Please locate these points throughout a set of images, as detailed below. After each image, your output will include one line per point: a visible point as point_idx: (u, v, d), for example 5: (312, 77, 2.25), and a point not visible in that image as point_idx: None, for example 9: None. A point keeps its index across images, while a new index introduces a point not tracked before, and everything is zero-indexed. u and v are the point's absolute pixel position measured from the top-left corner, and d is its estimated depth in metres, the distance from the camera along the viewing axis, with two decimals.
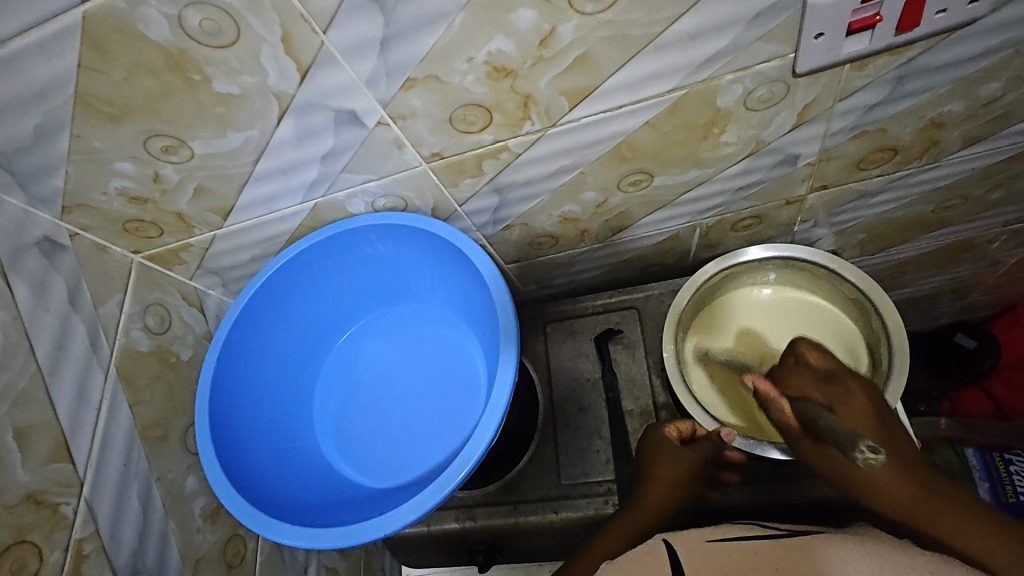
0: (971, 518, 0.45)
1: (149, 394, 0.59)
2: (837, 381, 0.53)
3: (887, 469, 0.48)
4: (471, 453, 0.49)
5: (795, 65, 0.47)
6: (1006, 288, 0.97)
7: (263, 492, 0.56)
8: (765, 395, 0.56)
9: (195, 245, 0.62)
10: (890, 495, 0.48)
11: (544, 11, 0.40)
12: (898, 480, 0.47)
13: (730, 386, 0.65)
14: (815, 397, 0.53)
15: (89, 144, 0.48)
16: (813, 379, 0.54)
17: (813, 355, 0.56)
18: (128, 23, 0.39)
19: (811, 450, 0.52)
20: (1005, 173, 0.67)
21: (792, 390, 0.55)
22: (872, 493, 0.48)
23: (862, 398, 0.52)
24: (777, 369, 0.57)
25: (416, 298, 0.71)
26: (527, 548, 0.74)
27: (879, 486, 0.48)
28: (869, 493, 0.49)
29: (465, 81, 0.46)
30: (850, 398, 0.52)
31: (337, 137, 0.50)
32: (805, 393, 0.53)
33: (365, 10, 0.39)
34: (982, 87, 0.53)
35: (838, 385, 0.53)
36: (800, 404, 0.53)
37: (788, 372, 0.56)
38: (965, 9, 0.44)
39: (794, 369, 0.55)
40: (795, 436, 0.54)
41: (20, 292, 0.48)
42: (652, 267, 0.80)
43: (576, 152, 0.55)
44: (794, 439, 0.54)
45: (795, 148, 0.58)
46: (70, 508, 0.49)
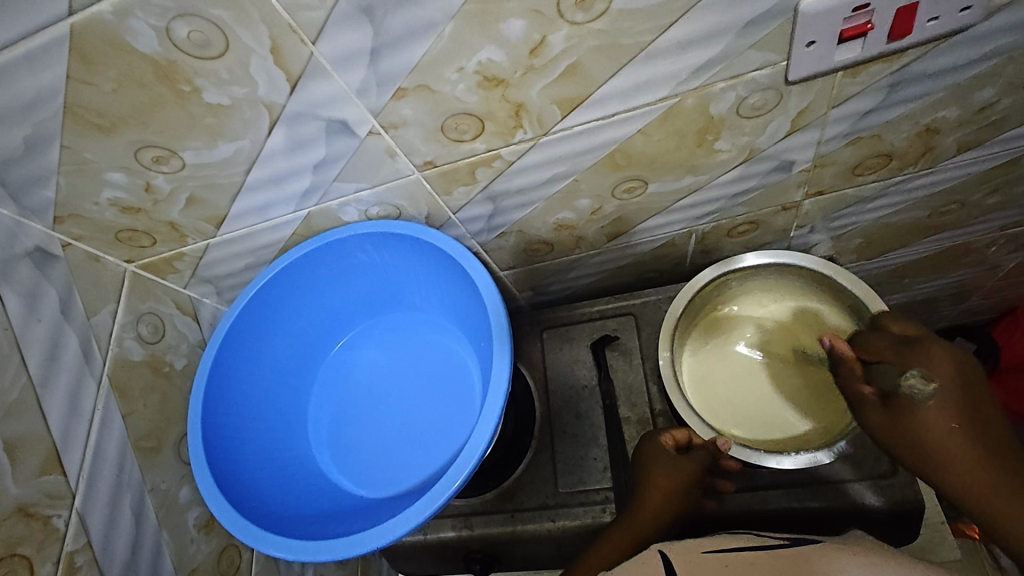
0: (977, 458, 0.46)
1: (142, 404, 0.59)
2: (916, 347, 0.52)
3: (934, 413, 0.48)
4: (467, 462, 0.48)
5: (787, 73, 0.47)
6: (1005, 292, 0.96)
7: (258, 503, 0.56)
8: (837, 354, 0.58)
9: (189, 254, 0.62)
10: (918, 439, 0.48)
11: (535, 21, 0.40)
12: (948, 438, 0.47)
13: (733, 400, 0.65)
14: (887, 361, 0.53)
15: (80, 154, 0.47)
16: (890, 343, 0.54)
17: (895, 324, 0.55)
18: (116, 35, 0.38)
19: (880, 421, 0.52)
20: (1002, 178, 0.66)
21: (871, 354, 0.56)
22: (905, 440, 0.50)
23: (949, 365, 0.49)
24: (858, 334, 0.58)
25: (412, 305, 0.71)
26: (525, 556, 0.74)
27: (915, 429, 0.49)
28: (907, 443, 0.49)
29: (456, 90, 0.45)
30: (939, 364, 0.49)
31: (330, 146, 0.50)
32: (881, 357, 0.54)
33: (354, 21, 0.39)
34: (977, 93, 0.52)
35: (915, 347, 0.52)
36: (877, 368, 0.54)
37: (866, 337, 0.57)
38: (957, 16, 0.43)
39: (871, 335, 0.56)
40: (864, 405, 0.53)
41: (11, 305, 0.48)
42: (649, 273, 0.80)
43: (569, 160, 0.55)
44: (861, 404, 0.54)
45: (790, 154, 0.58)
46: (61, 520, 0.48)
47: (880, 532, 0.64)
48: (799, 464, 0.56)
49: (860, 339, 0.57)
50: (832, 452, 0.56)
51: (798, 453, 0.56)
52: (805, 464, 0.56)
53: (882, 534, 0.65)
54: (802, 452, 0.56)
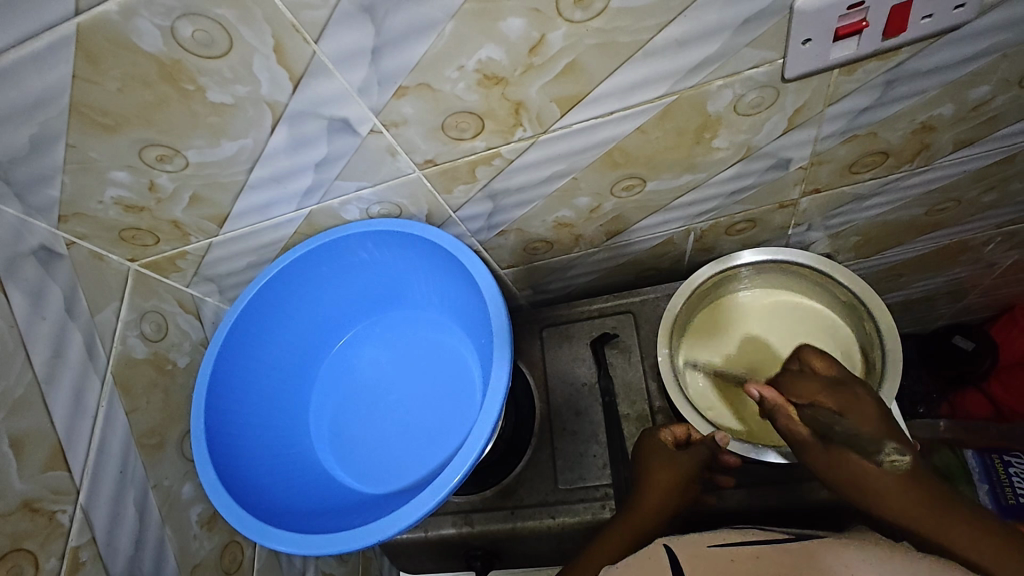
0: (966, 523, 0.46)
1: (146, 401, 0.59)
2: (844, 388, 0.52)
3: (896, 483, 0.48)
4: (466, 457, 0.49)
5: (784, 70, 0.48)
6: (1003, 289, 0.96)
7: (259, 498, 0.56)
8: (771, 404, 0.55)
9: (191, 252, 0.63)
10: (896, 508, 0.48)
11: (534, 19, 0.40)
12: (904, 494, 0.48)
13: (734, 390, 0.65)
14: (822, 403, 0.52)
15: (85, 153, 0.48)
16: (820, 383, 0.53)
17: (818, 361, 0.55)
18: (121, 34, 0.39)
19: (842, 477, 0.50)
20: (997, 176, 0.67)
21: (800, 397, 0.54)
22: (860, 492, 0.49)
23: (870, 406, 0.51)
24: (782, 379, 0.57)
25: (413, 303, 0.71)
26: (525, 553, 0.74)
27: (890, 500, 0.48)
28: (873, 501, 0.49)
29: (456, 89, 0.46)
30: (861, 408, 0.51)
31: (331, 144, 0.51)
32: (813, 399, 0.53)
33: (356, 20, 0.40)
34: (971, 90, 0.53)
35: (845, 390, 0.52)
36: (809, 410, 0.53)
37: (790, 380, 0.56)
38: (951, 14, 0.44)
39: (796, 376, 0.56)
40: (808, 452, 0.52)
41: (17, 301, 0.48)
42: (648, 272, 0.81)
43: (568, 158, 0.56)
44: (803, 448, 0.53)
45: (787, 152, 0.59)
46: (66, 516, 0.49)
47: None
48: (798, 458, 0.56)
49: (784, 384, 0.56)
50: None
51: (796, 447, 0.57)
52: (802, 458, 0.56)
53: None
54: None
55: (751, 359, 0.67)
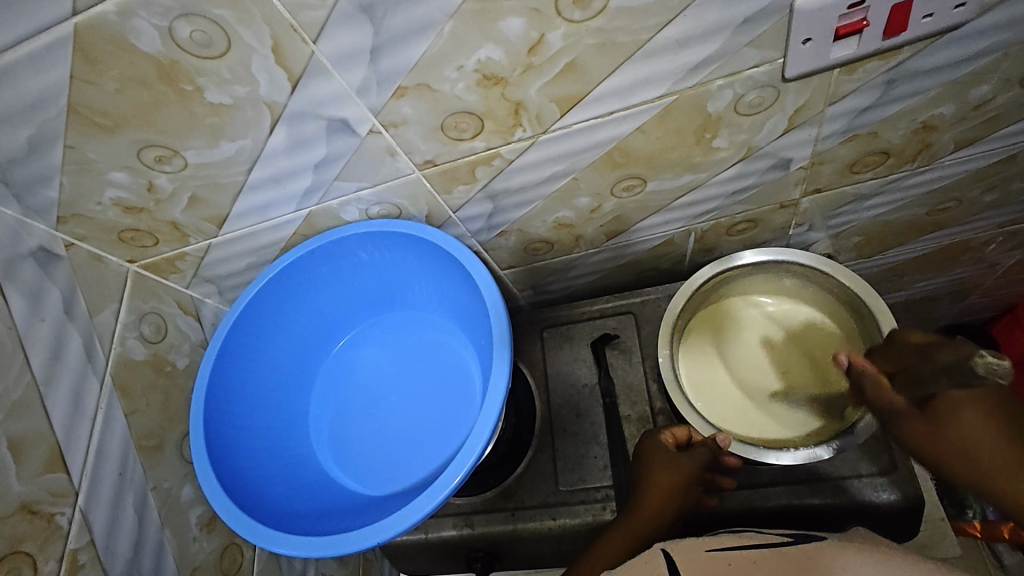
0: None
1: (145, 402, 0.59)
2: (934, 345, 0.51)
3: (972, 417, 0.45)
4: (466, 458, 0.49)
5: (784, 70, 0.48)
6: (1005, 290, 0.96)
7: (259, 500, 0.56)
8: (857, 371, 0.56)
9: (190, 254, 0.62)
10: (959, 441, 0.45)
11: (533, 19, 0.40)
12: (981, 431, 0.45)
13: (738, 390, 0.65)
14: (911, 363, 0.51)
15: (84, 154, 0.48)
16: (909, 348, 0.53)
17: (914, 334, 0.53)
18: (119, 34, 0.39)
19: (919, 429, 0.48)
20: (998, 176, 0.67)
21: (895, 365, 0.53)
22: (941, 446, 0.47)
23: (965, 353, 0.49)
24: (884, 350, 0.55)
25: (413, 304, 0.71)
26: (526, 554, 0.74)
27: (956, 434, 0.46)
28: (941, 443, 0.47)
29: (455, 89, 0.46)
30: (944, 356, 0.49)
31: (330, 145, 0.51)
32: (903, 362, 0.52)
33: (354, 20, 0.39)
34: (972, 90, 0.53)
35: (940, 342, 0.50)
36: (900, 375, 0.52)
37: (887, 344, 0.55)
38: (952, 13, 0.44)
39: (891, 347, 0.55)
40: (898, 413, 0.50)
41: (15, 303, 0.48)
42: (649, 272, 0.80)
43: (568, 158, 0.56)
44: (896, 415, 0.51)
45: (788, 152, 0.59)
46: (65, 518, 0.49)
47: (882, 529, 0.64)
48: (799, 460, 0.56)
49: (882, 354, 0.55)
50: (831, 447, 0.56)
51: (798, 449, 0.57)
52: (804, 459, 0.56)
53: (884, 530, 0.65)
54: (802, 448, 0.57)
55: (758, 363, 0.67)
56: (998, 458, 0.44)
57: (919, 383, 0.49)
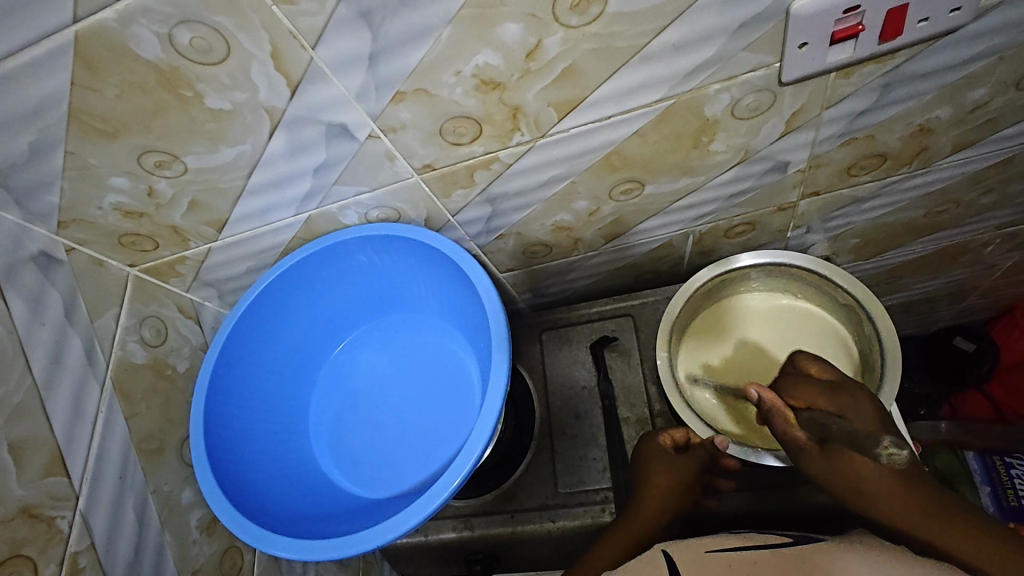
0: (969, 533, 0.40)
1: (145, 406, 0.59)
2: (842, 391, 0.51)
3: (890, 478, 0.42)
4: (464, 461, 0.49)
5: (781, 74, 0.48)
6: (1002, 291, 0.96)
7: (258, 503, 0.56)
8: (768, 405, 0.52)
9: (191, 258, 0.63)
10: (875, 498, 0.42)
11: (530, 25, 0.41)
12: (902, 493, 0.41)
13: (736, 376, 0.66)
14: (821, 405, 0.50)
15: (84, 160, 0.48)
16: (819, 387, 0.52)
17: (812, 365, 0.55)
18: (119, 41, 0.39)
19: (821, 467, 0.45)
20: (996, 178, 0.67)
21: (801, 401, 0.53)
22: (845, 482, 0.43)
23: (868, 406, 0.49)
24: (783, 382, 0.56)
25: (412, 307, 0.71)
26: (525, 557, 0.74)
27: (853, 461, 0.43)
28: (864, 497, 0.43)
29: (454, 94, 0.46)
30: (860, 408, 0.48)
31: (329, 150, 0.51)
32: (813, 404, 0.51)
33: (353, 26, 0.40)
34: (969, 93, 0.53)
35: (843, 392, 0.50)
36: (807, 413, 0.51)
37: (794, 383, 0.54)
38: (947, 17, 0.44)
39: (799, 380, 0.54)
40: (801, 450, 0.47)
41: (17, 307, 0.48)
42: (648, 274, 0.80)
43: (566, 162, 0.56)
44: (799, 452, 0.48)
45: (785, 155, 0.59)
46: (66, 521, 0.49)
47: None
48: None
49: (790, 389, 0.54)
50: None
51: None
52: None
53: None
54: None
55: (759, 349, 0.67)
56: (909, 516, 0.41)
57: (833, 429, 0.47)
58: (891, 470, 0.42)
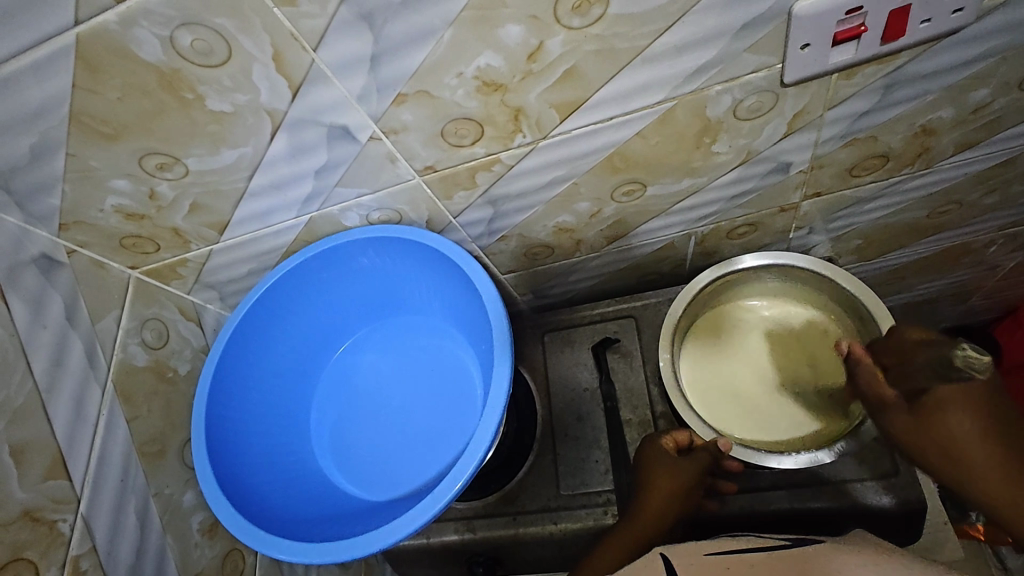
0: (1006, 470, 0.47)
1: (147, 408, 0.59)
2: (931, 340, 0.49)
3: (964, 417, 0.48)
4: (466, 464, 0.49)
5: (783, 75, 0.48)
6: (1005, 292, 0.96)
7: (260, 506, 0.56)
8: (856, 359, 0.56)
9: (192, 260, 0.63)
10: (957, 444, 0.48)
11: (532, 26, 0.41)
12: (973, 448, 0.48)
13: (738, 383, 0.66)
14: (891, 361, 0.53)
15: (85, 162, 0.48)
16: (904, 342, 0.52)
17: (913, 330, 0.52)
18: (120, 44, 0.39)
19: (906, 424, 0.51)
20: (999, 178, 0.67)
21: (887, 359, 0.54)
22: (938, 449, 0.50)
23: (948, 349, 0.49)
24: (879, 342, 0.56)
25: (414, 309, 0.71)
26: (527, 559, 0.74)
27: (942, 430, 0.49)
28: (944, 450, 0.49)
29: (455, 96, 0.46)
30: (926, 351, 0.49)
31: (331, 152, 0.51)
32: (886, 364, 0.54)
33: (354, 28, 0.40)
34: (971, 93, 0.53)
35: (909, 346, 0.51)
36: (890, 370, 0.53)
37: (890, 333, 0.55)
38: (950, 18, 0.44)
39: (889, 336, 0.54)
40: (885, 406, 0.53)
41: (17, 310, 0.48)
42: (650, 275, 0.80)
43: (568, 163, 0.56)
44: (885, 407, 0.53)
45: (787, 156, 0.59)
46: (67, 525, 0.49)
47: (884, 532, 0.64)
48: (801, 464, 0.56)
49: (878, 346, 0.56)
50: (832, 451, 0.56)
51: (799, 453, 0.57)
52: (806, 463, 0.56)
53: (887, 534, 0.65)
54: (803, 452, 0.57)
55: (763, 357, 0.67)
56: (977, 457, 0.48)
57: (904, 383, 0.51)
58: (957, 410, 0.48)
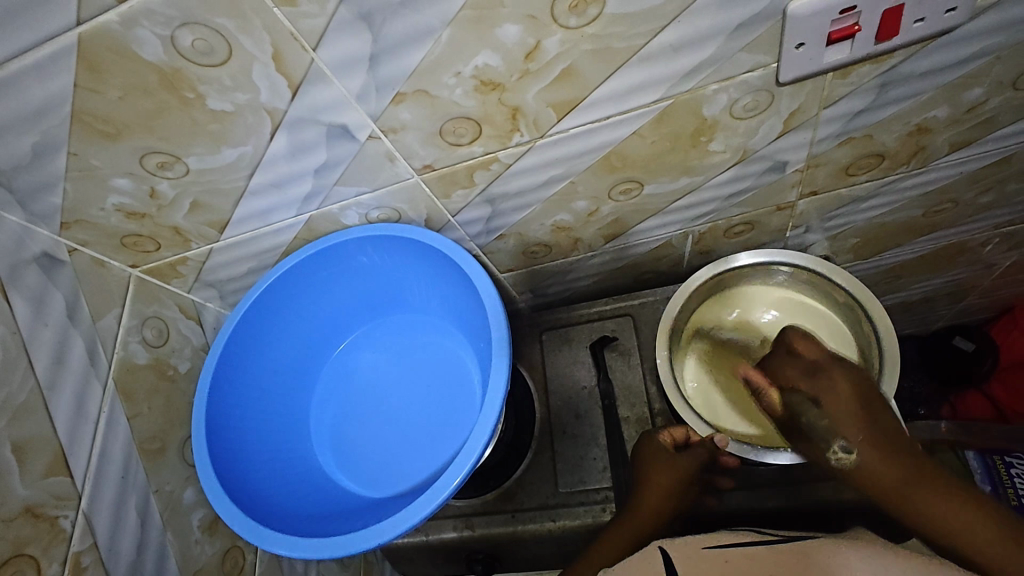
0: (956, 512, 0.48)
1: (147, 406, 0.60)
2: (823, 373, 0.54)
3: (879, 463, 0.50)
4: (465, 460, 0.49)
5: (778, 74, 0.48)
6: (1001, 291, 0.97)
7: (260, 502, 0.56)
8: (753, 387, 0.58)
9: (192, 259, 0.63)
10: (873, 480, 0.50)
11: (529, 26, 0.41)
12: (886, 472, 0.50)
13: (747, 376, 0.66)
14: (800, 389, 0.54)
15: (87, 161, 0.48)
16: (798, 369, 0.55)
17: (801, 342, 0.56)
18: (121, 43, 0.40)
19: (810, 454, 0.54)
20: (994, 177, 0.67)
21: (780, 379, 0.56)
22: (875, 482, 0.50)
23: (845, 386, 0.53)
24: (769, 360, 0.58)
25: (413, 307, 0.71)
26: (526, 556, 0.74)
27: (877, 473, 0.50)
28: (863, 484, 0.51)
29: (454, 95, 0.46)
30: (835, 391, 0.53)
31: (330, 151, 0.51)
32: (793, 384, 0.55)
33: (353, 27, 0.40)
34: (966, 92, 0.53)
35: (821, 377, 0.54)
36: (788, 394, 0.55)
37: (795, 336, 0.57)
38: (943, 17, 0.44)
39: (783, 358, 0.57)
40: (788, 432, 0.56)
41: (18, 307, 0.49)
42: (647, 274, 0.81)
43: (566, 162, 0.56)
44: (795, 437, 0.55)
45: (783, 155, 0.59)
46: (68, 521, 0.49)
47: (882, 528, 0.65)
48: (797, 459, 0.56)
49: (769, 367, 0.58)
50: None
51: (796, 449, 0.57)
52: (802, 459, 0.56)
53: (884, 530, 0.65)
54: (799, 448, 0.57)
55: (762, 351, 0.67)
56: (917, 493, 0.49)
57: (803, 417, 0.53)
58: (868, 448, 0.50)
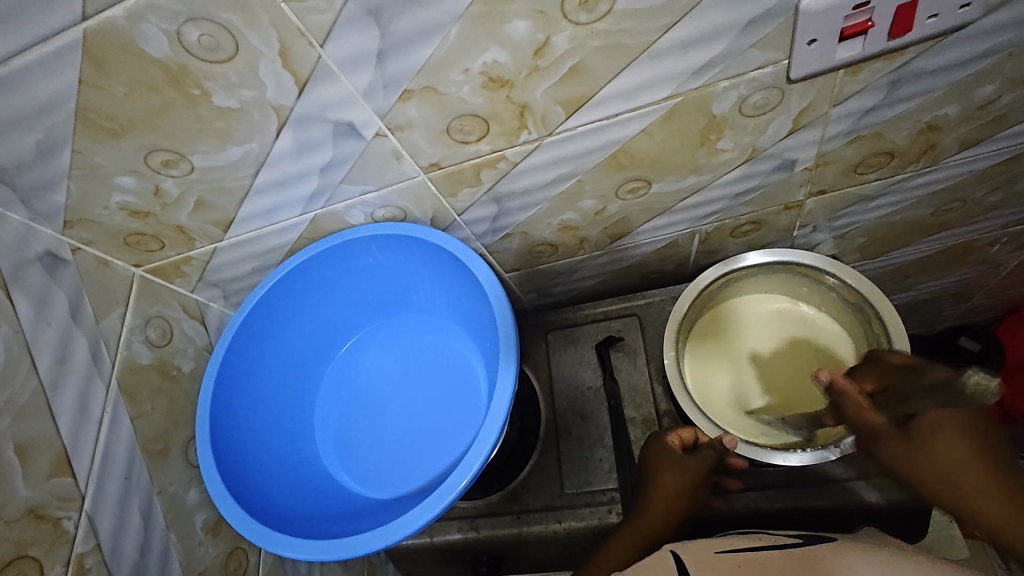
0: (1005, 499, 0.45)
1: (151, 407, 0.59)
2: (911, 370, 0.52)
3: (953, 433, 0.47)
4: (471, 461, 0.49)
5: (789, 71, 0.48)
6: (1008, 291, 0.96)
7: (264, 504, 0.56)
8: (838, 389, 0.56)
9: (196, 258, 0.62)
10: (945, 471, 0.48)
11: (539, 21, 0.41)
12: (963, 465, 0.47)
13: (748, 381, 0.66)
14: (897, 385, 0.52)
15: (91, 159, 0.48)
16: (892, 370, 0.54)
17: (894, 355, 0.55)
18: (127, 39, 0.39)
19: (893, 453, 0.51)
20: (1003, 176, 0.67)
21: (872, 385, 0.55)
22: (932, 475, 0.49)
23: (936, 375, 0.51)
24: (858, 370, 0.57)
25: (418, 307, 0.71)
26: (531, 558, 0.73)
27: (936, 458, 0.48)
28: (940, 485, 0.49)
29: (461, 92, 0.46)
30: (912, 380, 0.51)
31: (336, 149, 0.51)
32: (886, 385, 0.53)
33: (362, 23, 0.40)
34: (977, 90, 0.53)
35: (911, 371, 0.52)
36: (879, 397, 0.53)
37: (866, 368, 0.57)
38: (956, 13, 0.44)
39: (871, 367, 0.56)
40: (876, 436, 0.52)
41: (21, 306, 0.48)
42: (653, 274, 0.80)
43: (573, 160, 0.56)
44: (876, 436, 0.52)
45: (792, 153, 0.59)
46: (71, 522, 0.49)
47: (890, 529, 0.64)
48: (806, 461, 0.56)
49: (858, 374, 0.57)
50: (841, 448, 0.55)
51: (805, 450, 0.56)
52: (811, 460, 0.56)
53: (893, 531, 0.65)
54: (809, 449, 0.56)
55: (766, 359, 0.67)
56: (971, 478, 0.47)
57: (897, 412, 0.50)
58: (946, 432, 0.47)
